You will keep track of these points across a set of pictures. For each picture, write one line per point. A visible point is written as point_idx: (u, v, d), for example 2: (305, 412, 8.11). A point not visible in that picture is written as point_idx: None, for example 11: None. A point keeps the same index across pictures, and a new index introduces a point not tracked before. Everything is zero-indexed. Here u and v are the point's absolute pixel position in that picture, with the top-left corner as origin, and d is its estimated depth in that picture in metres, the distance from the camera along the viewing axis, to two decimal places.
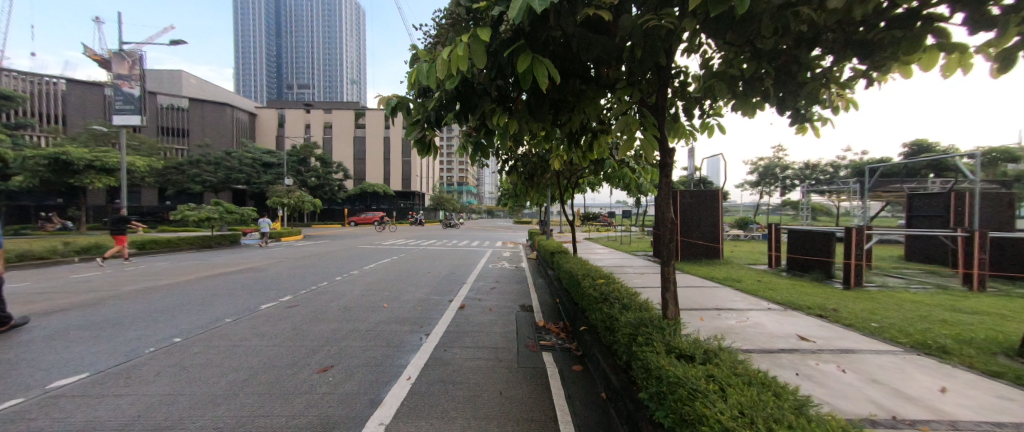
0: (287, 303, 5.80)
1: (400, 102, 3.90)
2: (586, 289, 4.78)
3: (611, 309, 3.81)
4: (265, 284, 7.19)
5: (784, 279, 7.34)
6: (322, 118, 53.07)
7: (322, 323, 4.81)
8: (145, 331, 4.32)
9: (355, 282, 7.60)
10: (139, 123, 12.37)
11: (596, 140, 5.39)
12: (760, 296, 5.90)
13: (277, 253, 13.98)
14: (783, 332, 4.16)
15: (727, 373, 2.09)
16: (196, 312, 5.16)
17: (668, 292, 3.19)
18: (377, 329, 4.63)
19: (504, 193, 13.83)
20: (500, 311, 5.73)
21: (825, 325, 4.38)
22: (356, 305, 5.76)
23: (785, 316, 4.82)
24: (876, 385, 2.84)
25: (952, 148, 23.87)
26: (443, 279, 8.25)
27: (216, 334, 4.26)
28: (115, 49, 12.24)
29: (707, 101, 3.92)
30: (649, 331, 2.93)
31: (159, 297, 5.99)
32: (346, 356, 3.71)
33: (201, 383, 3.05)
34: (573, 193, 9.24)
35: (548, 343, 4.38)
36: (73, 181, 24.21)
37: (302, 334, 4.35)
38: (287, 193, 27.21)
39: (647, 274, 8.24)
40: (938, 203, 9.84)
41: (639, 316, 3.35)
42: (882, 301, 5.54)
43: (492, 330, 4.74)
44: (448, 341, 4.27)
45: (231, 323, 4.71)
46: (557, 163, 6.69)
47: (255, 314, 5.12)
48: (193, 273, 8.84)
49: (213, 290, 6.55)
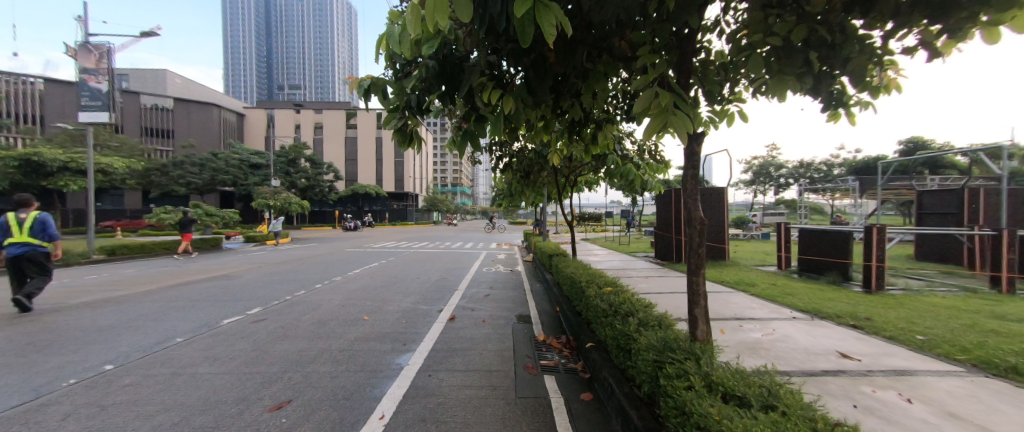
0: (255, 317, 5.10)
1: (374, 83, 3.32)
2: (591, 300, 4.22)
3: (624, 325, 3.24)
4: (234, 294, 6.45)
5: (800, 282, 6.84)
6: (313, 119, 51.96)
7: (290, 341, 4.15)
8: (75, 355, 3.61)
9: (335, 291, 6.90)
10: (106, 120, 11.43)
11: (600, 131, 4.89)
12: (779, 303, 5.40)
13: (258, 258, 13.15)
14: (819, 347, 3.63)
15: (805, 429, 1.49)
16: (147, 330, 4.45)
17: (697, 309, 2.63)
18: (353, 348, 4.00)
19: (498, 193, 13.27)
20: (494, 322, 5.13)
21: (863, 337, 3.88)
22: (333, 318, 5.12)
23: (818, 327, 4.26)
24: (958, 422, 2.28)
25: (948, 145, 23.89)
26: (433, 285, 7.58)
27: (161, 360, 3.57)
28: (80, 41, 11.36)
29: (730, 82, 3.39)
30: (679, 358, 2.36)
31: (109, 312, 5.25)
32: (310, 386, 3.08)
33: (119, 427, 2.39)
34: (571, 193, 8.73)
35: (550, 363, 3.79)
36: (46, 184, 23.07)
37: (264, 357, 3.70)
38: (274, 195, 26.29)
39: (653, 279, 7.67)
40: (951, 200, 9.50)
41: (661, 336, 2.77)
42: (917, 307, 5.03)
43: (485, 348, 4.13)
44: (434, 364, 3.66)
45: (181, 345, 3.99)
46: (556, 160, 6.22)
47: (214, 331, 4.44)
48: (158, 282, 8.03)
49: (173, 302, 5.82)
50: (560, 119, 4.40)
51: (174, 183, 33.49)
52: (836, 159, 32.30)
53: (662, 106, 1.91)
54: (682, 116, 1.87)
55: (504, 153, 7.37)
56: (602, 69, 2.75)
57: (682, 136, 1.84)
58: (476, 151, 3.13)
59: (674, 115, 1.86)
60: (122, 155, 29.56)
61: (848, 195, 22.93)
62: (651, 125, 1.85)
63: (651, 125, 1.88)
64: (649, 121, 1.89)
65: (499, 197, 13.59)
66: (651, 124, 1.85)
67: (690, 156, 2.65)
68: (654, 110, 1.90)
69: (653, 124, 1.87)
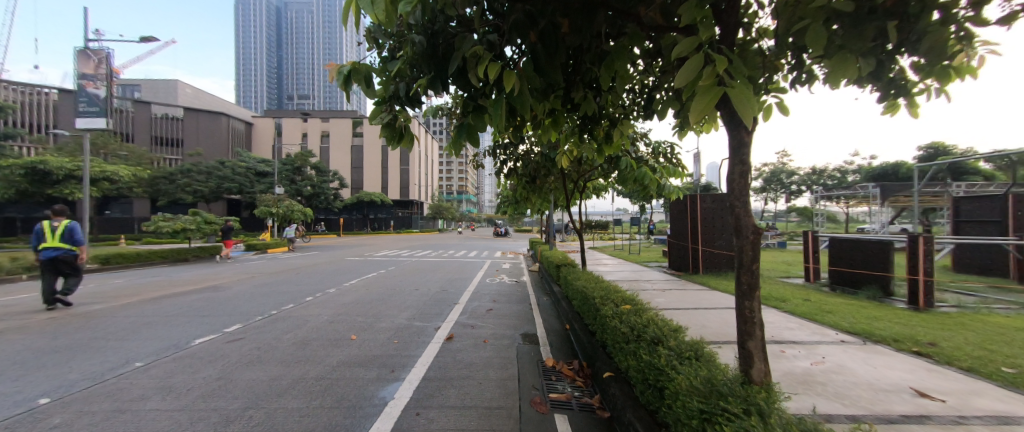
0: (230, 336, 4.59)
1: (355, 68, 2.87)
2: (609, 321, 3.66)
3: (654, 355, 2.66)
4: (216, 308, 5.96)
5: (836, 298, 6.18)
6: (319, 127, 52.39)
7: (262, 367, 3.62)
8: (12, 384, 3.13)
9: (325, 305, 6.37)
10: (103, 126, 11.27)
11: (614, 128, 4.41)
12: (818, 322, 4.77)
13: (253, 267, 12.72)
14: (886, 382, 3.00)
15: None
16: (108, 352, 3.97)
17: (751, 341, 2.06)
18: (332, 377, 3.45)
19: (502, 199, 12.79)
20: (496, 343, 4.56)
21: (934, 369, 3.24)
22: (315, 338, 4.58)
23: (877, 355, 3.60)
24: None
25: (971, 151, 22.95)
26: (431, 299, 7.01)
27: (108, 391, 3.07)
28: (79, 46, 11.30)
29: (775, 65, 2.86)
30: (737, 406, 1.77)
31: (74, 329, 4.79)
32: (269, 428, 2.52)
33: None
34: (580, 199, 8.20)
35: (561, 396, 3.20)
36: (52, 192, 23.21)
37: (227, 387, 3.17)
38: (277, 202, 26.20)
39: (670, 292, 7.01)
40: (992, 207, 8.80)
41: (703, 374, 2.19)
42: (984, 329, 4.34)
43: (485, 377, 3.56)
44: (424, 398, 3.09)
45: (138, 371, 3.49)
46: (566, 161, 5.75)
47: (182, 354, 3.95)
48: (143, 294, 7.59)
49: (148, 318, 5.35)
50: (571, 114, 3.95)
51: (181, 191, 33.64)
52: (850, 165, 31.37)
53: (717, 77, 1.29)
54: (743, 86, 1.23)
55: (509, 156, 6.94)
56: (624, 42, 2.25)
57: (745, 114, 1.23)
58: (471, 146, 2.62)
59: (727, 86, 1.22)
60: (130, 164, 29.85)
61: (867, 202, 21.98)
62: (699, 101, 1.25)
63: (701, 99, 1.25)
64: (695, 94, 1.27)
65: (504, 204, 13.02)
66: (699, 98, 1.24)
67: (738, 147, 2.14)
68: (703, 82, 1.27)
69: (702, 100, 1.25)
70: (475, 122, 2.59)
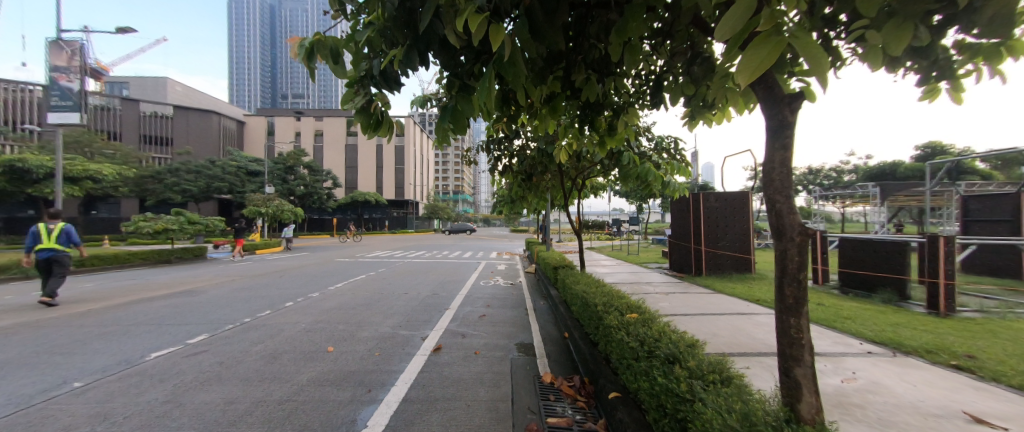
0: (191, 350, 4.08)
1: (319, 41, 2.44)
2: (614, 332, 3.26)
3: (672, 376, 2.25)
4: (184, 316, 5.45)
5: (850, 302, 5.83)
6: (313, 126, 51.59)
7: (221, 387, 3.16)
8: None
9: (305, 311, 5.87)
10: (76, 121, 10.74)
11: (617, 118, 4.04)
12: (838, 330, 4.41)
13: (237, 269, 12.16)
14: (935, 405, 2.61)
15: None
16: (43, 369, 3.45)
17: (799, 366, 1.66)
18: (299, 398, 3.00)
19: (497, 198, 12.35)
20: (488, 355, 4.13)
21: (982, 387, 2.86)
22: (288, 350, 4.09)
23: (913, 370, 3.22)
24: None
25: (967, 151, 22.99)
26: (420, 304, 6.53)
27: (28, 418, 2.58)
28: (51, 38, 10.76)
29: None
30: None
31: (17, 340, 4.27)
32: None
33: None
34: (578, 198, 7.80)
35: (561, 420, 2.79)
36: (31, 191, 22.41)
37: (172, 414, 2.69)
38: (267, 202, 25.54)
39: (675, 296, 6.60)
40: (1002, 206, 8.54)
41: (739, 405, 1.78)
42: (1018, 338, 4.00)
43: (476, 398, 3.12)
44: (403, 425, 2.64)
45: (75, 392, 3.01)
46: (564, 156, 5.37)
47: (133, 371, 3.47)
48: (109, 299, 7.01)
49: (103, 328, 4.82)
50: (571, 101, 3.59)
51: (169, 191, 32.74)
52: (847, 166, 31.38)
53: (772, 26, 0.80)
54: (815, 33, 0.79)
55: (503, 150, 6.50)
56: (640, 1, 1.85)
57: (822, 81, 0.76)
58: (456, 131, 2.25)
59: (782, 33, 0.76)
60: (115, 162, 29.05)
61: (865, 201, 21.89)
62: (753, 56, 0.77)
63: (748, 65, 0.79)
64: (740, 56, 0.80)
65: (499, 204, 12.58)
66: (754, 49, 0.75)
67: (778, 130, 1.77)
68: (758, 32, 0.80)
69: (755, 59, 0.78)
70: (459, 104, 2.20)
